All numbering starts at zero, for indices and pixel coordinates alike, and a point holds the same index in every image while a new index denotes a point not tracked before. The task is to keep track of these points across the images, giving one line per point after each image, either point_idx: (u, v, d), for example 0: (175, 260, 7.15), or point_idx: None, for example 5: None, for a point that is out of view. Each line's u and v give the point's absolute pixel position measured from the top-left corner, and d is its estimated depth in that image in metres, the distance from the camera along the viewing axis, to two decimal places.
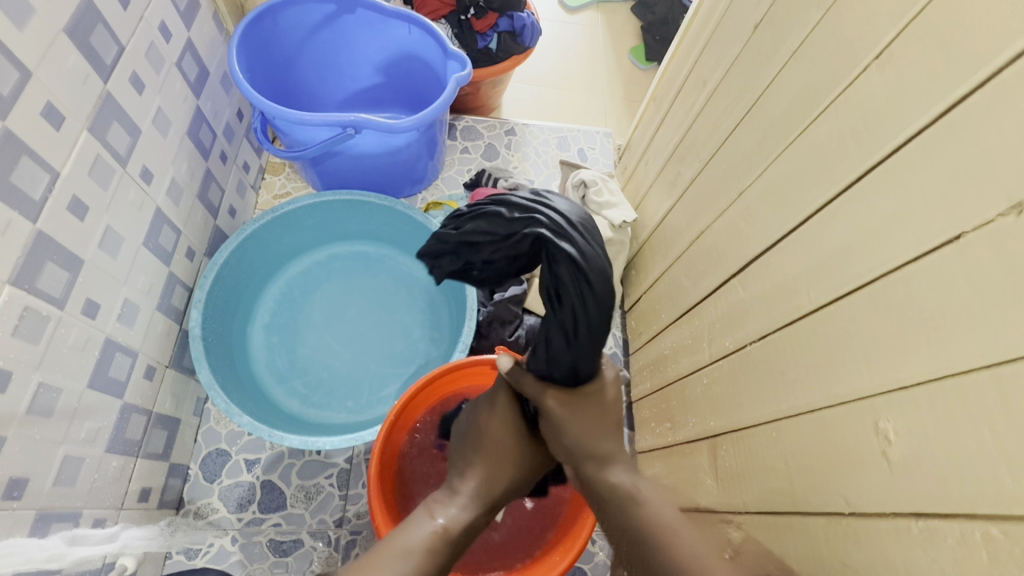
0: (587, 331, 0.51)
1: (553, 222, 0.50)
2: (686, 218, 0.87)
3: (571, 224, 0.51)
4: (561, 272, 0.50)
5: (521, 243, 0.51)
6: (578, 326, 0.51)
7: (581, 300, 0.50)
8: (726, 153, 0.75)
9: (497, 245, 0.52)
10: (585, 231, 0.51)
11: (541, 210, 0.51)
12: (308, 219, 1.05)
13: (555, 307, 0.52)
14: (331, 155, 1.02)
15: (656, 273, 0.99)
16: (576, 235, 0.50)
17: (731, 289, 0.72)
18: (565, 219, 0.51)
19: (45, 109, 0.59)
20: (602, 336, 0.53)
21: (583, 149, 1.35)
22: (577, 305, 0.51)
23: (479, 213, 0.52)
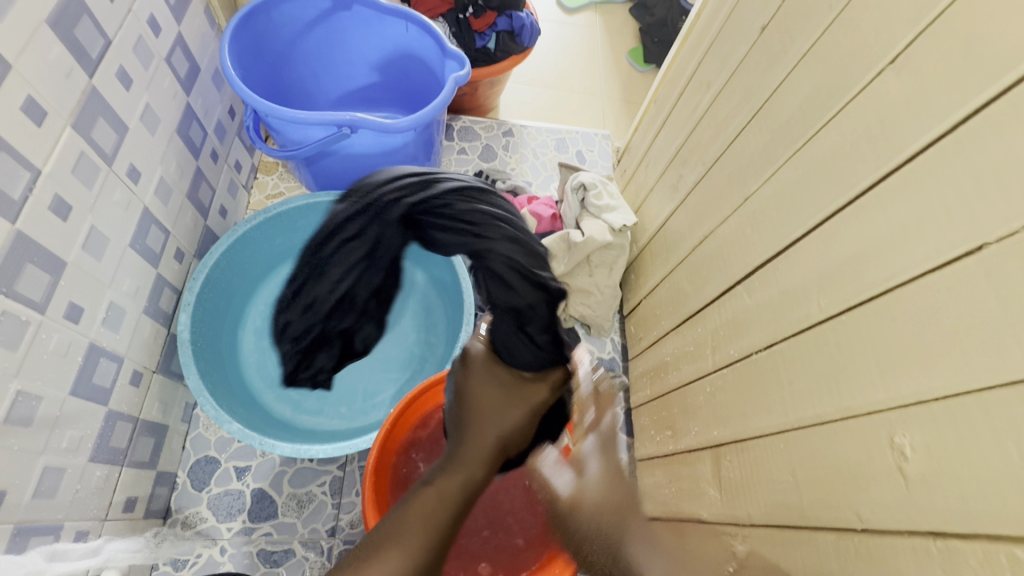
0: (527, 256, 0.51)
1: (406, 184, 0.49)
2: (688, 223, 0.86)
3: (428, 171, 0.51)
4: (458, 210, 0.49)
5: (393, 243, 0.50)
6: (505, 258, 0.50)
7: (503, 229, 0.50)
8: (731, 158, 0.74)
9: (384, 236, 0.49)
10: (449, 176, 0.51)
11: (398, 173, 0.49)
12: (301, 220, 1.02)
13: (474, 241, 0.50)
14: (325, 155, 1.00)
15: (656, 278, 0.97)
16: (439, 175, 0.50)
17: (736, 296, 0.71)
18: (415, 173, 0.50)
19: (25, 103, 0.57)
20: (547, 271, 0.54)
21: (581, 152, 1.34)
22: (476, 245, 0.50)
23: (343, 220, 0.49)
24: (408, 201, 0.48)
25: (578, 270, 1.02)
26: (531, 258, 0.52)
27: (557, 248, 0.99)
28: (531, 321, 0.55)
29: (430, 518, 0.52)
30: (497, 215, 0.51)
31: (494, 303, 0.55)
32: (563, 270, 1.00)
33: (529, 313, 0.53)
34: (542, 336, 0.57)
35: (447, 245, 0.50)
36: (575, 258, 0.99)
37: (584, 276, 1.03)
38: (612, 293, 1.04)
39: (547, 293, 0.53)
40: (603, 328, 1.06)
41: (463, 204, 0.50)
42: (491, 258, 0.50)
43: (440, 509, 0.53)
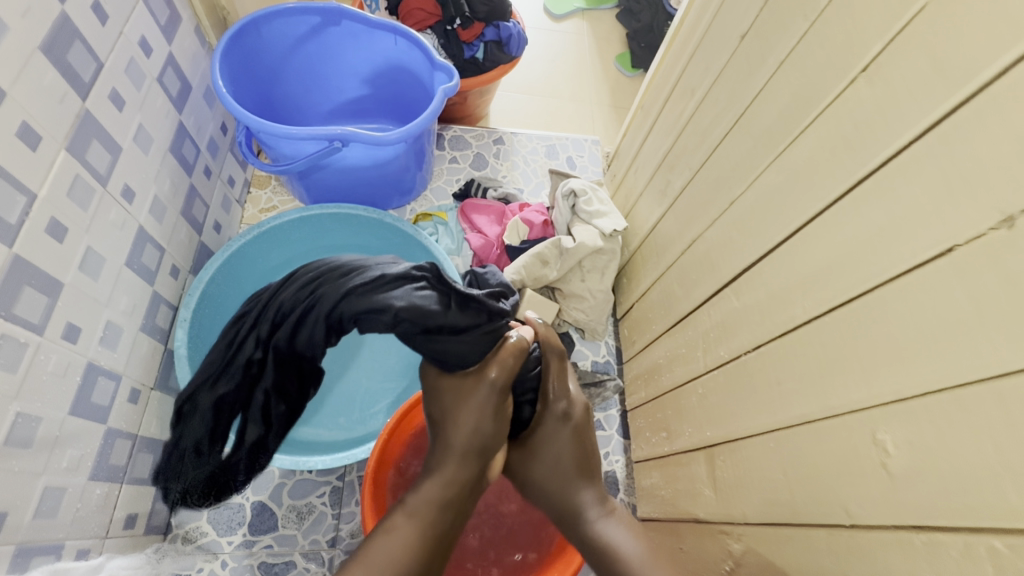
0: (359, 287, 0.62)
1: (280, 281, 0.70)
2: (676, 227, 0.88)
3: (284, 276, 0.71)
4: (292, 293, 0.67)
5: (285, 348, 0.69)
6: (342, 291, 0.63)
7: (331, 283, 0.65)
8: (715, 163, 0.76)
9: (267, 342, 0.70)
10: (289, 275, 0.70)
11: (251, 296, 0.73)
12: (294, 234, 1.03)
13: (313, 307, 0.65)
14: (318, 168, 1.01)
15: (648, 282, 0.99)
16: (285, 282, 0.70)
17: (724, 298, 0.72)
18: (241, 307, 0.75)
19: (20, 129, 0.58)
20: (384, 279, 0.61)
21: (572, 157, 1.36)
22: (320, 306, 0.64)
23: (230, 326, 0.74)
24: (264, 320, 0.70)
25: (569, 275, 1.04)
26: (365, 276, 0.63)
27: (550, 254, 1.00)
28: (418, 317, 0.60)
29: (402, 537, 0.57)
30: (317, 274, 0.67)
31: (394, 325, 0.60)
32: (556, 275, 1.01)
33: (405, 322, 0.60)
34: (434, 319, 0.61)
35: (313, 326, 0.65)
36: (568, 263, 1.00)
37: (576, 281, 1.04)
38: (605, 298, 1.05)
39: (404, 282, 0.61)
40: (597, 332, 1.08)
41: (306, 284, 0.67)
42: (343, 302, 0.63)
43: (409, 519, 0.59)
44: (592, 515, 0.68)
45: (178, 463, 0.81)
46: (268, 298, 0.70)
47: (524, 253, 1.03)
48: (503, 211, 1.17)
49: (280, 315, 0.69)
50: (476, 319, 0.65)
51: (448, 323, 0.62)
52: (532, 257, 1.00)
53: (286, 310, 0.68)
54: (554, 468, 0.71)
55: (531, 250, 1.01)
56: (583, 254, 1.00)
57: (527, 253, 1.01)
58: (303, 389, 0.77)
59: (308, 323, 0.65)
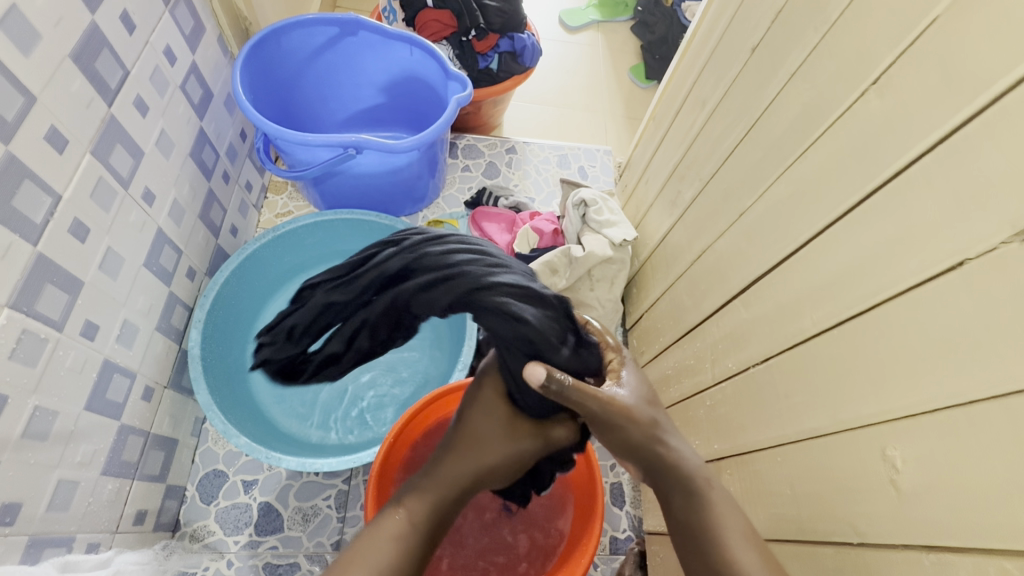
0: (513, 293, 0.57)
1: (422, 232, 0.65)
2: (686, 237, 0.87)
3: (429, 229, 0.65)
4: (436, 249, 0.62)
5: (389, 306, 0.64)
6: (463, 271, 0.59)
7: (481, 268, 0.58)
8: (725, 175, 0.76)
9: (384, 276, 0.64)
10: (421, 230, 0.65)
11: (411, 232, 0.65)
12: (308, 238, 1.05)
13: (442, 279, 0.60)
14: (332, 174, 1.03)
15: (657, 292, 0.98)
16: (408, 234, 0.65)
17: (733, 310, 0.72)
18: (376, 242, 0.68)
19: (48, 132, 0.60)
20: (535, 293, 0.59)
21: (584, 167, 1.36)
22: (450, 284, 0.59)
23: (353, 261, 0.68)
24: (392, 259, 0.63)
25: (579, 284, 1.03)
26: (512, 278, 0.58)
27: (559, 263, 1.00)
28: (543, 345, 0.58)
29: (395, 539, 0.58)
30: (472, 251, 0.61)
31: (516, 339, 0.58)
32: (565, 284, 1.01)
33: (542, 349, 0.58)
34: (546, 357, 0.59)
35: (432, 296, 0.60)
36: (576, 272, 1.00)
37: (586, 291, 1.03)
38: (613, 307, 1.05)
39: (540, 304, 0.58)
40: None
41: (450, 251, 0.61)
42: (480, 291, 0.58)
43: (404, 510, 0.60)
44: (707, 485, 0.57)
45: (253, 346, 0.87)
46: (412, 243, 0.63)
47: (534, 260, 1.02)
48: (513, 219, 1.18)
49: (414, 266, 0.62)
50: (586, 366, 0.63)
51: (561, 362, 0.59)
52: (540, 266, 0.99)
53: (424, 266, 0.61)
54: (648, 429, 0.57)
55: (540, 258, 1.00)
56: (593, 262, 1.00)
57: (538, 260, 1.01)
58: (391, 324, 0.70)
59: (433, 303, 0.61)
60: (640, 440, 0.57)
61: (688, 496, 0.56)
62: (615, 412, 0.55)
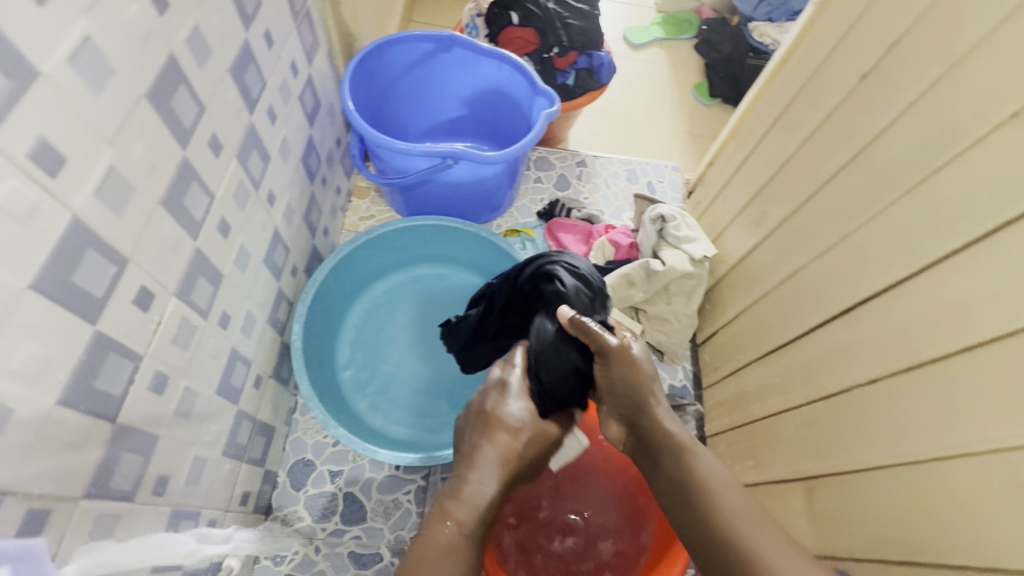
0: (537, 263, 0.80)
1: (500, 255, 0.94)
2: (774, 256, 0.89)
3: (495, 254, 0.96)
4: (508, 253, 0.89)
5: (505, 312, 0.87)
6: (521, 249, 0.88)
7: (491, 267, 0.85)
8: (825, 197, 0.77)
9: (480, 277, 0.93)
10: None
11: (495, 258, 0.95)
12: (395, 241, 1.10)
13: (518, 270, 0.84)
14: (423, 183, 1.08)
15: (736, 309, 0.99)
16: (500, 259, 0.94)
17: (831, 330, 0.73)
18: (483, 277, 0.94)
19: (210, 139, 0.65)
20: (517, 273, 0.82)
21: (652, 183, 1.39)
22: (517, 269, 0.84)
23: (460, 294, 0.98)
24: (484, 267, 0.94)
25: (655, 297, 1.06)
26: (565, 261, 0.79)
27: (638, 275, 1.03)
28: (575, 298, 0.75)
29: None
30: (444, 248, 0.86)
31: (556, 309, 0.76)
32: (642, 297, 1.04)
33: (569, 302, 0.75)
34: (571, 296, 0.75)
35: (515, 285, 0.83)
36: (653, 286, 1.03)
37: (662, 304, 1.06)
38: (688, 322, 1.07)
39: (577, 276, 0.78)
40: (676, 356, 1.09)
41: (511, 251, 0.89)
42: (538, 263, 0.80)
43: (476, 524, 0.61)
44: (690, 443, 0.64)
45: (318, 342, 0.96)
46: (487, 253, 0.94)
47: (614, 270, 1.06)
48: (589, 231, 1.21)
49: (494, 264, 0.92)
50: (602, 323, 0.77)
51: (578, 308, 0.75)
52: (619, 277, 1.04)
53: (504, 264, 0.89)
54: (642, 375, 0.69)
55: (619, 270, 1.04)
56: (673, 277, 1.03)
57: (617, 271, 1.05)
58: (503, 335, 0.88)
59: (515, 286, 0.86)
60: (630, 378, 0.69)
61: (675, 457, 0.63)
62: (618, 352, 0.69)
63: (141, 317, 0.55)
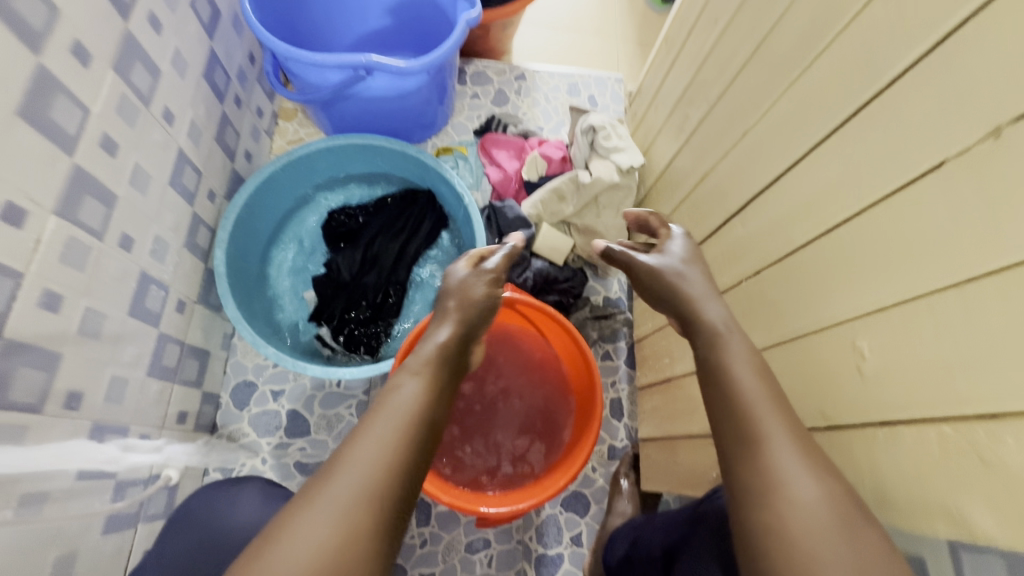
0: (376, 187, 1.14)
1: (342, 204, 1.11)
2: (692, 160, 0.89)
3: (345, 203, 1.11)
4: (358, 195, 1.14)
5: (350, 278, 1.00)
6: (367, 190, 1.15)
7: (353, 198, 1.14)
8: (733, 94, 0.76)
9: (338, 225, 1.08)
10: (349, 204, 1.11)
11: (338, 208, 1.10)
12: (319, 162, 1.06)
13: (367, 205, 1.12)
14: (342, 99, 1.04)
15: (661, 217, 1.01)
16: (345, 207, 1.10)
17: (732, 228, 0.75)
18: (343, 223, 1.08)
19: (73, 47, 0.61)
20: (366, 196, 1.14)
21: (593, 96, 1.35)
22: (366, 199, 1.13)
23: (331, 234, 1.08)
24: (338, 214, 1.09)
25: (586, 210, 1.07)
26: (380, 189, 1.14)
27: (568, 189, 1.04)
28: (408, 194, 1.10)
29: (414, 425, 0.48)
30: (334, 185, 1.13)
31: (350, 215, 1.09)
32: (573, 211, 1.05)
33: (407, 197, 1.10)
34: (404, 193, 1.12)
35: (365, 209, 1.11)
36: (583, 198, 1.04)
37: (592, 217, 1.07)
38: (619, 235, 1.08)
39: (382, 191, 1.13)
40: (609, 267, 1.11)
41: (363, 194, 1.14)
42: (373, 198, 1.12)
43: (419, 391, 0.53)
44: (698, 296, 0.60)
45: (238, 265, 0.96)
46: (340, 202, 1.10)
47: (546, 185, 1.06)
48: (521, 146, 1.17)
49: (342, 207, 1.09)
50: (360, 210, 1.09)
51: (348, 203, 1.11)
52: (550, 192, 1.04)
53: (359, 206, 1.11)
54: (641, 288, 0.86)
55: (550, 185, 1.05)
56: (602, 188, 1.04)
57: (549, 186, 1.05)
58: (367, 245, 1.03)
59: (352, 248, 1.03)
60: None
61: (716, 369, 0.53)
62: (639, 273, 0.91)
63: (14, 234, 0.55)
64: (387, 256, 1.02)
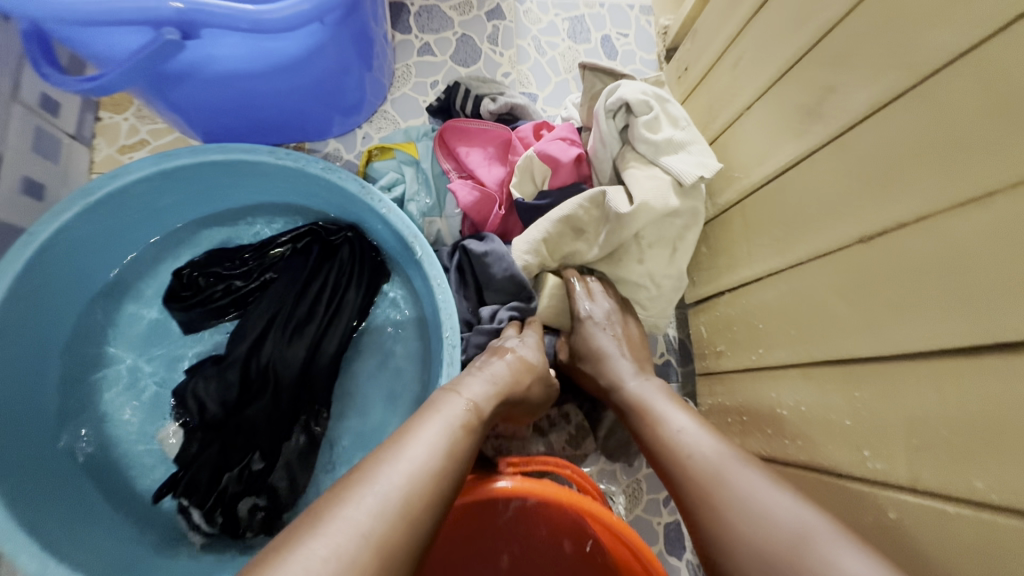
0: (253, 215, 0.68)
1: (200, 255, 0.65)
2: (845, 180, 0.45)
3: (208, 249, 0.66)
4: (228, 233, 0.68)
5: (221, 414, 0.59)
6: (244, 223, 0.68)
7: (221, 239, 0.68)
8: (1005, 51, 0.32)
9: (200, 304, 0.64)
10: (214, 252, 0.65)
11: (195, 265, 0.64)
12: (160, 198, 0.61)
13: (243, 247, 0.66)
14: (174, 82, 0.56)
15: (756, 266, 0.58)
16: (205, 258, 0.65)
17: (992, 368, 0.34)
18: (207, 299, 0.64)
19: None
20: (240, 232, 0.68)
21: (610, 38, 0.87)
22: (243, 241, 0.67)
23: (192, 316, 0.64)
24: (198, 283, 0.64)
25: (621, 251, 0.63)
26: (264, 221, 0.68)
27: (588, 217, 0.61)
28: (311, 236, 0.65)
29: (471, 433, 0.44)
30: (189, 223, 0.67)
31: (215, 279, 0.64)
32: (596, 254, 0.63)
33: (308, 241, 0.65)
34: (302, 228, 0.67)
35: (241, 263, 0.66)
36: (616, 237, 0.61)
37: (631, 263, 0.64)
38: (675, 286, 0.66)
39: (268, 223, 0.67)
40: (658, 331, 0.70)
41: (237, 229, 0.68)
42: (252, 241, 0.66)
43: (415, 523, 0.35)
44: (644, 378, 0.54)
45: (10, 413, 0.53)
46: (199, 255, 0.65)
47: (551, 211, 0.63)
48: (503, 137, 0.71)
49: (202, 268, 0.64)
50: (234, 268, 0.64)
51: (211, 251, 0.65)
52: (558, 224, 0.62)
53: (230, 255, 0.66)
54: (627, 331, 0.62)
55: (558, 210, 0.62)
56: (651, 220, 0.60)
57: (554, 213, 0.62)
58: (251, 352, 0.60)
59: (221, 359, 0.61)
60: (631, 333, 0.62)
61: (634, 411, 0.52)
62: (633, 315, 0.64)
63: None
64: (285, 367, 0.60)
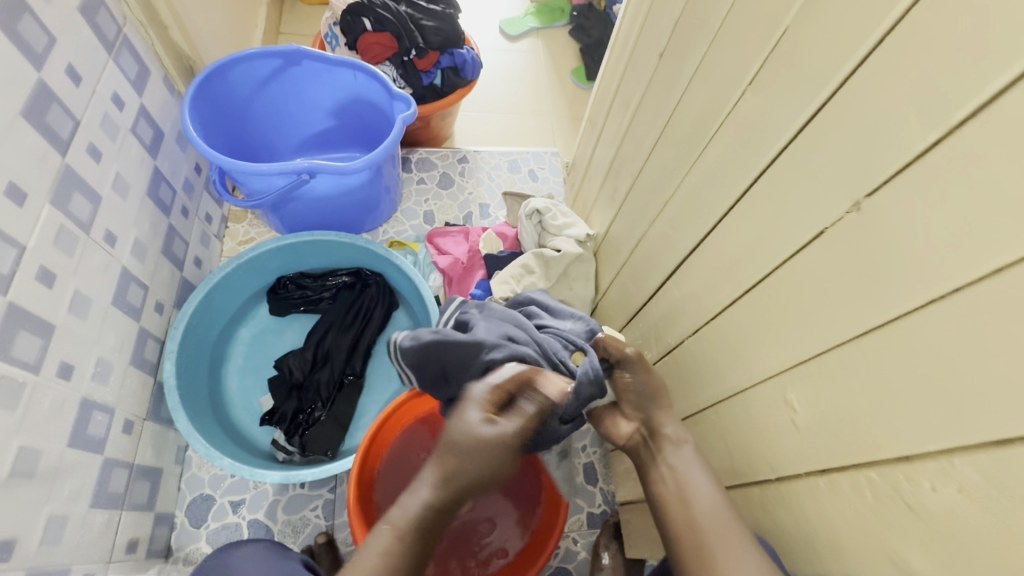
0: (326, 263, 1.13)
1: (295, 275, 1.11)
2: (626, 227, 0.94)
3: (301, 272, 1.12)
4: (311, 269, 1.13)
5: (302, 377, 1.01)
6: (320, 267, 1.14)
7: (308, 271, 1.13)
8: (651, 166, 0.82)
9: (294, 305, 1.09)
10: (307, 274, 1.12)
11: (292, 283, 1.10)
12: (272, 261, 1.08)
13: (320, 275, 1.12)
14: (289, 201, 1.07)
15: (608, 279, 1.05)
16: (301, 276, 1.11)
17: (667, 290, 0.79)
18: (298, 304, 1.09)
19: (6, 189, 0.63)
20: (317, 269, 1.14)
21: (533, 170, 1.43)
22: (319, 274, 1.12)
23: (291, 308, 1.10)
24: (290, 297, 1.09)
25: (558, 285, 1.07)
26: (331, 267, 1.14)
27: (535, 263, 1.04)
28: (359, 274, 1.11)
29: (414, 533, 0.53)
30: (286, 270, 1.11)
31: (300, 295, 1.09)
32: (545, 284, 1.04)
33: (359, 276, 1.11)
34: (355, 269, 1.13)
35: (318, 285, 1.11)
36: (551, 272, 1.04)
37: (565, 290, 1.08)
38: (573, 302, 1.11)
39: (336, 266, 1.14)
40: None
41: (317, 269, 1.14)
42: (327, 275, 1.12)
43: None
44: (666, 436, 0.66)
45: (184, 374, 0.93)
46: (293, 278, 1.10)
47: (512, 264, 1.07)
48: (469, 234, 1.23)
49: (296, 287, 1.10)
50: (315, 286, 1.10)
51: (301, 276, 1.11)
52: (517, 266, 1.05)
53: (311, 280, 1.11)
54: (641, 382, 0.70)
55: (517, 260, 1.06)
56: (568, 261, 1.05)
57: (515, 265, 1.06)
58: (322, 342, 1.04)
59: (303, 346, 1.04)
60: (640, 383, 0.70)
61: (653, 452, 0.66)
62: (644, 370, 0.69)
63: None
64: (339, 351, 1.03)
